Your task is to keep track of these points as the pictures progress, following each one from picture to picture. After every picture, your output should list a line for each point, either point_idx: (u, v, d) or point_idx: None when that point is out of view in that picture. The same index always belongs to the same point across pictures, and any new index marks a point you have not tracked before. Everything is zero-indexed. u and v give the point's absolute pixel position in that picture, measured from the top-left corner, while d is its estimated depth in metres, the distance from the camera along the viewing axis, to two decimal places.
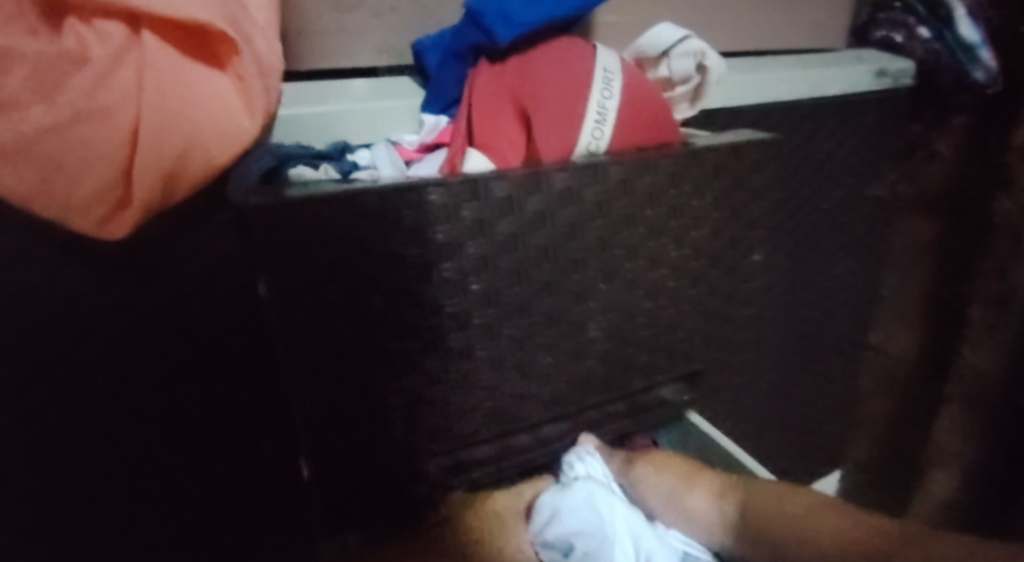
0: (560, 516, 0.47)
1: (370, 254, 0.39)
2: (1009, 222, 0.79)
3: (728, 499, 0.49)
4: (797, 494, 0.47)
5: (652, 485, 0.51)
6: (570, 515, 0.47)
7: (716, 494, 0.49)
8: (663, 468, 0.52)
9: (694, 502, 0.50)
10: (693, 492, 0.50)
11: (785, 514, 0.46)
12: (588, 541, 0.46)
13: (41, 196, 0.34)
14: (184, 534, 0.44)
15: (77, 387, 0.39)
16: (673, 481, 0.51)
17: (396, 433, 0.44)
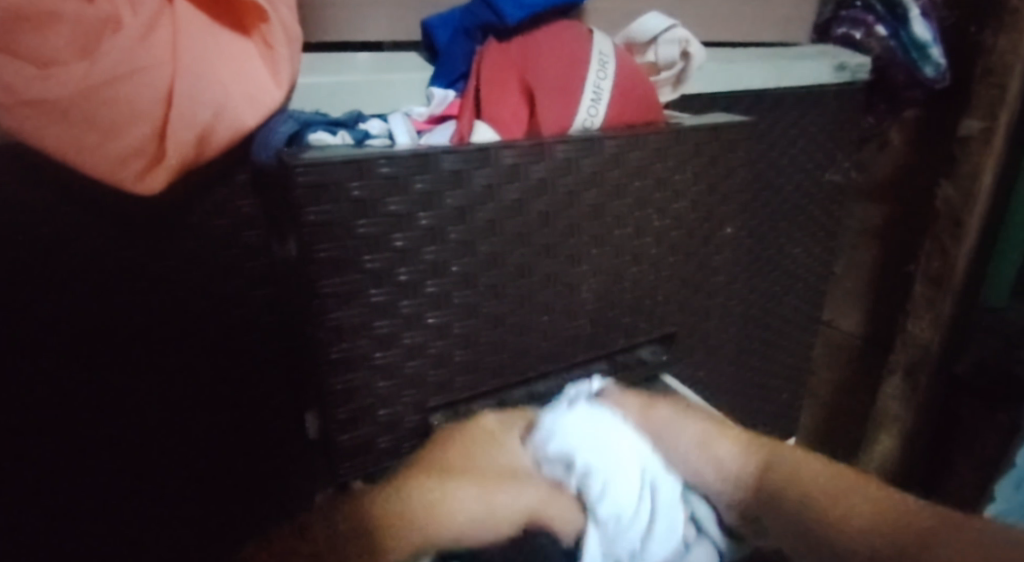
0: (562, 434, 0.45)
1: (386, 215, 0.41)
2: (950, 207, 0.86)
3: (753, 456, 0.46)
4: (832, 467, 0.44)
5: (675, 429, 0.49)
6: (573, 432, 0.45)
7: (743, 450, 0.46)
8: (686, 415, 0.50)
9: (717, 450, 0.47)
10: (718, 442, 0.47)
11: (815, 480, 0.42)
12: (589, 453, 0.43)
13: (80, 149, 0.35)
14: (197, 482, 0.47)
15: (105, 337, 0.41)
16: (700, 429, 0.48)
17: (404, 387, 0.47)
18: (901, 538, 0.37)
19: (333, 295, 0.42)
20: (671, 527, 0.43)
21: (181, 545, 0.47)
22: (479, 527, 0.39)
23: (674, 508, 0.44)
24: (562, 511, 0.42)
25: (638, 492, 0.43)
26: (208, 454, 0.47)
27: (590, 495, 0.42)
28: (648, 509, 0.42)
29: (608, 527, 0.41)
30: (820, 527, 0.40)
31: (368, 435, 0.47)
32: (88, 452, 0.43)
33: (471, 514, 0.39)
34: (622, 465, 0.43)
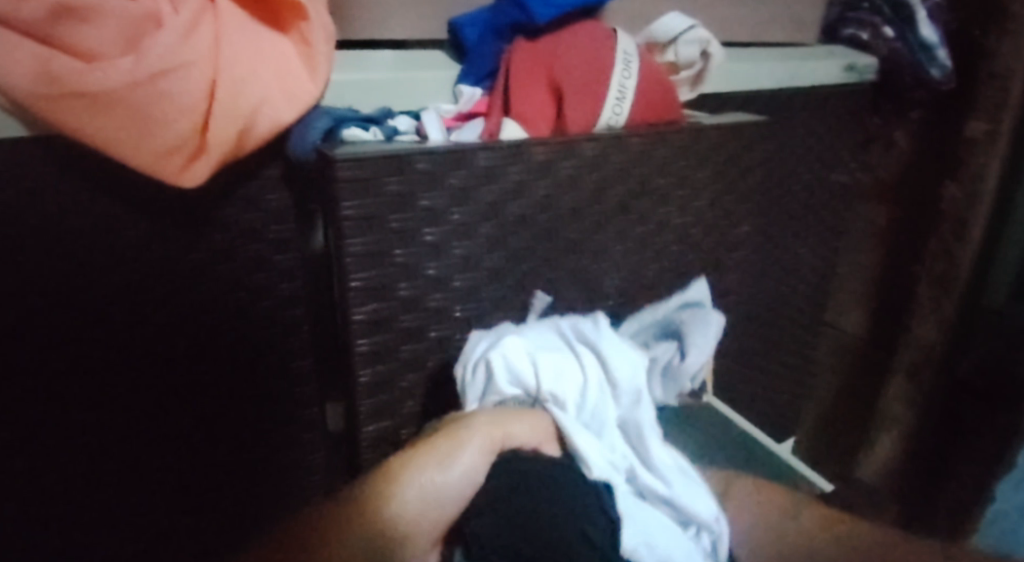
0: (477, 348, 0.45)
1: (419, 210, 0.42)
2: (955, 209, 0.88)
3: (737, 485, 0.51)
4: None
5: None
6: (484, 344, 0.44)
7: None
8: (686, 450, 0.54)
9: None
10: None
11: None
12: (515, 362, 0.43)
13: (124, 141, 0.36)
14: (222, 461, 0.49)
15: (144, 321, 0.43)
16: None
17: (434, 384, 0.47)
18: None
19: (362, 290, 0.42)
20: (632, 375, 0.45)
21: (207, 520, 0.50)
22: (440, 487, 0.35)
23: (616, 359, 0.45)
24: (528, 423, 0.40)
25: (582, 367, 0.45)
26: (237, 436, 0.49)
27: (547, 392, 0.43)
28: (600, 374, 0.45)
29: (579, 411, 0.43)
30: None
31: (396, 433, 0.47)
32: (125, 428, 0.45)
33: (426, 479, 0.35)
34: (552, 354, 0.44)
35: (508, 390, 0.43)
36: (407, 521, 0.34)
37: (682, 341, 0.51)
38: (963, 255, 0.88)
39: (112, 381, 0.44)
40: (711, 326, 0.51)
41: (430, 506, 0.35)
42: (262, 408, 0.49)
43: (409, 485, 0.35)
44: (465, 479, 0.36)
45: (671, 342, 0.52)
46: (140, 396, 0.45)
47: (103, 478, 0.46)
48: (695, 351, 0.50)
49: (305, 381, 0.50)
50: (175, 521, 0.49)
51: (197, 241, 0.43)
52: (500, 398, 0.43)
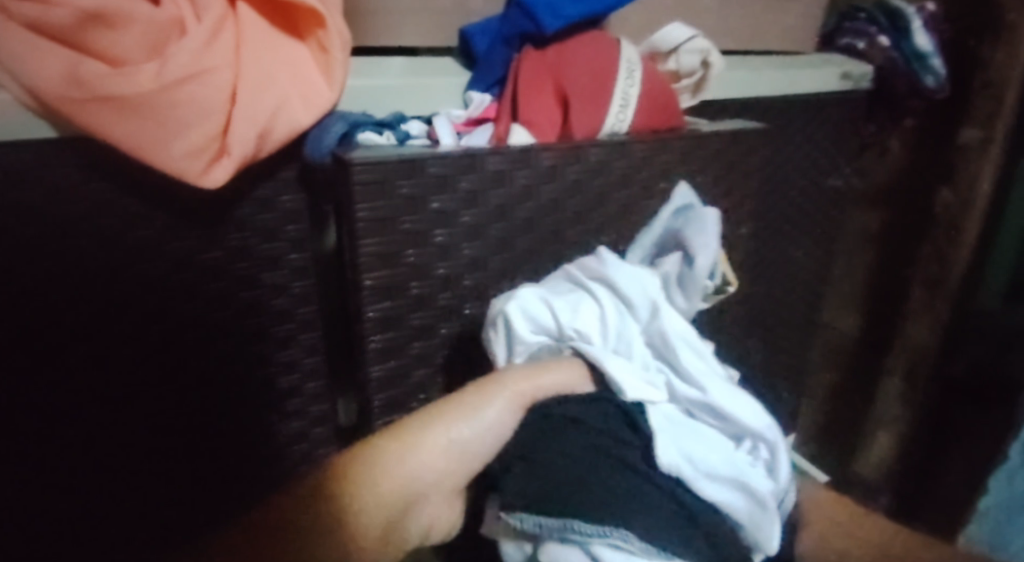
0: (495, 304, 0.46)
1: (431, 212, 0.43)
2: (947, 211, 0.90)
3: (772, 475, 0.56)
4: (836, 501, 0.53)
5: None
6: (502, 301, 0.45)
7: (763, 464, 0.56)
8: None
9: None
10: None
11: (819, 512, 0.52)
12: (532, 309, 0.44)
13: (149, 143, 0.37)
14: (232, 452, 0.50)
15: (160, 318, 0.45)
16: None
17: (441, 381, 0.49)
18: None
19: (374, 289, 0.43)
20: (645, 293, 0.46)
21: (218, 512, 0.51)
22: (471, 443, 0.32)
23: (628, 283, 0.46)
24: (560, 367, 0.40)
25: (597, 300, 0.45)
26: (249, 428, 0.50)
27: (569, 330, 0.43)
28: (616, 302, 0.45)
29: (604, 340, 0.44)
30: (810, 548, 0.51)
31: None
32: (140, 421, 0.46)
33: (457, 429, 0.32)
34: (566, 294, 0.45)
35: (531, 338, 0.43)
36: (435, 477, 0.31)
37: (685, 246, 0.48)
38: (958, 258, 0.90)
39: (131, 375, 0.45)
40: (706, 221, 0.48)
41: (457, 461, 0.32)
42: (275, 401, 0.51)
43: (435, 432, 0.32)
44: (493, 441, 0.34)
45: (677, 252, 0.49)
46: (158, 389, 0.46)
47: (119, 471, 0.47)
48: (703, 250, 0.47)
49: (314, 376, 0.52)
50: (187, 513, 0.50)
51: (215, 240, 0.45)
52: (527, 349, 0.44)
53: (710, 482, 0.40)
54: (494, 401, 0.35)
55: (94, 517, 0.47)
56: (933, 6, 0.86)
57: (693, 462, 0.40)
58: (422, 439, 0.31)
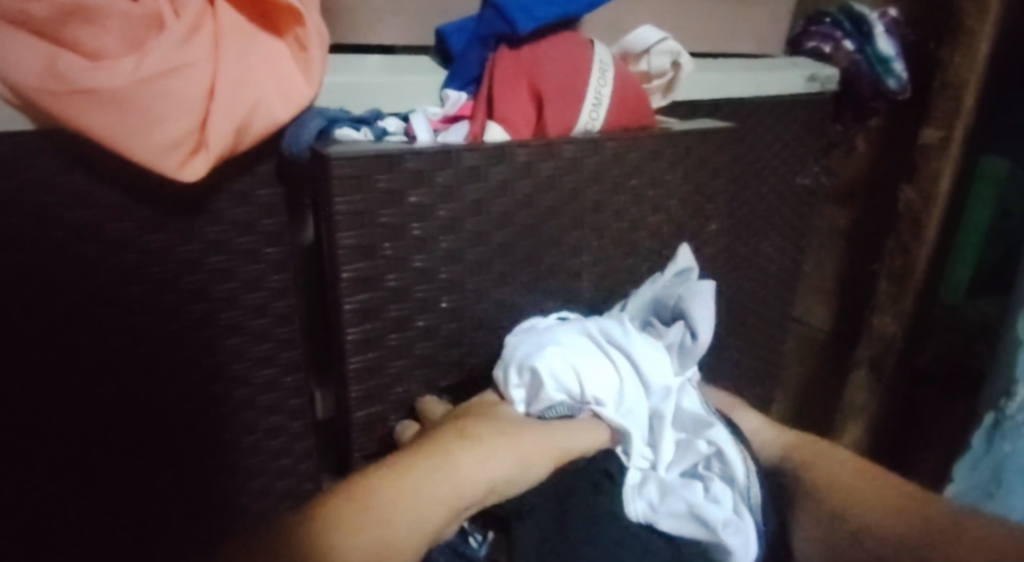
0: (521, 354, 0.48)
1: (408, 206, 0.44)
2: (910, 210, 0.92)
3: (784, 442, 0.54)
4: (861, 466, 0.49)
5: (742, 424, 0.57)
6: (530, 353, 0.48)
7: (773, 434, 0.55)
8: (742, 415, 0.58)
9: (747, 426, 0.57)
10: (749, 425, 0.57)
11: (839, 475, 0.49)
12: (560, 369, 0.47)
13: (128, 137, 0.38)
14: (210, 446, 0.51)
15: (137, 311, 0.45)
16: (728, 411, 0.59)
17: (419, 373, 0.50)
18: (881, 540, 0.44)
19: (352, 281, 0.44)
20: (660, 370, 0.51)
21: (199, 507, 0.52)
22: (513, 477, 0.41)
23: (646, 357, 0.51)
24: (587, 432, 0.47)
25: (616, 371, 0.50)
26: (229, 422, 0.51)
27: (590, 396, 0.48)
28: (633, 375, 0.50)
29: (615, 406, 0.49)
30: (823, 514, 0.47)
31: (386, 419, 0.49)
32: (116, 415, 0.46)
33: (506, 479, 0.41)
34: (591, 361, 0.49)
35: (556, 397, 0.47)
36: (478, 493, 0.39)
37: (687, 318, 0.54)
38: (921, 255, 0.92)
39: (108, 369, 0.45)
40: (705, 296, 0.55)
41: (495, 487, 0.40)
42: (254, 395, 0.51)
43: (492, 480, 0.40)
44: (524, 482, 0.42)
45: (679, 322, 0.55)
46: (137, 383, 0.46)
47: (98, 466, 0.47)
48: (704, 327, 0.53)
49: (292, 369, 0.53)
50: (167, 508, 0.50)
51: (194, 233, 0.45)
52: (548, 403, 0.47)
53: (673, 518, 0.45)
54: (536, 446, 0.43)
55: (69, 511, 0.46)
56: (895, 13, 0.89)
57: (657, 507, 0.46)
58: (484, 480, 0.39)
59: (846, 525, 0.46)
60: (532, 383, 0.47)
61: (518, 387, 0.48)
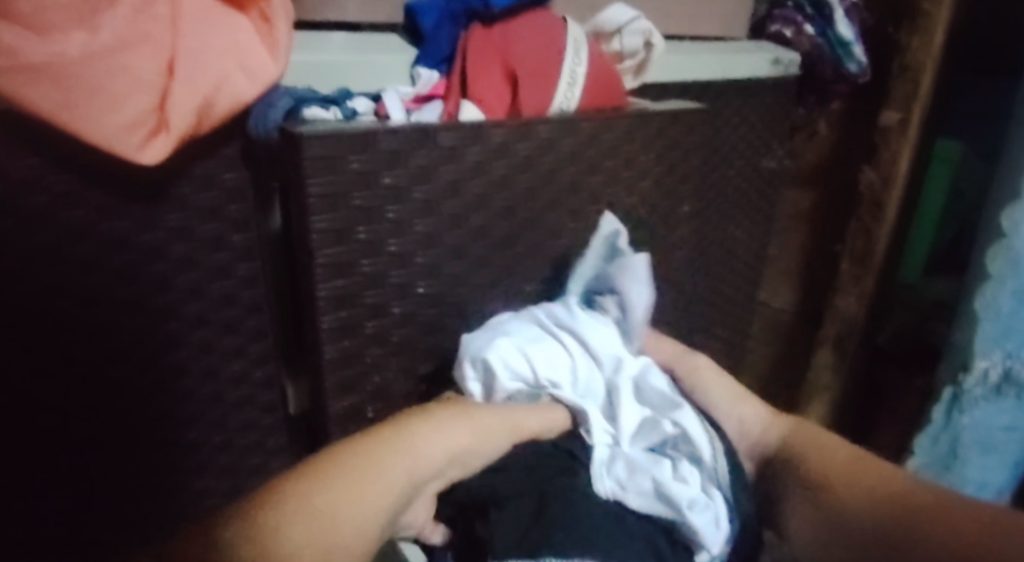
0: (470, 349, 0.48)
1: (383, 188, 0.43)
2: (870, 190, 0.94)
3: (776, 429, 0.51)
4: (846, 452, 0.47)
5: (737, 407, 0.54)
6: (479, 346, 0.48)
7: (768, 419, 0.52)
8: (742, 397, 0.55)
9: (743, 409, 0.54)
10: (744, 406, 0.54)
11: (822, 461, 0.46)
12: (511, 359, 0.48)
13: (79, 117, 0.35)
14: (177, 445, 0.49)
15: (95, 304, 0.42)
16: (726, 392, 0.55)
17: (396, 361, 0.48)
18: (854, 535, 0.42)
19: (326, 267, 0.42)
20: (610, 346, 0.53)
21: (168, 509, 0.49)
22: (472, 450, 0.41)
23: (597, 336, 0.52)
24: (546, 414, 0.48)
25: (569, 352, 0.51)
26: (199, 419, 0.49)
27: (545, 380, 0.49)
28: (585, 354, 0.51)
29: (573, 388, 0.50)
30: (799, 502, 0.46)
31: (365, 410, 0.48)
32: (73, 415, 0.44)
33: (465, 452, 0.41)
34: (541, 346, 0.50)
35: (512, 386, 0.47)
36: (439, 465, 0.39)
37: (621, 293, 0.53)
38: (882, 234, 0.94)
39: (67, 367, 0.43)
40: (632, 265, 0.53)
41: (450, 462, 0.40)
42: (223, 389, 0.49)
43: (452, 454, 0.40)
44: (483, 455, 0.42)
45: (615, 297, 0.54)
46: (98, 380, 0.44)
47: (56, 469, 0.44)
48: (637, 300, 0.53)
49: (262, 360, 0.51)
50: (136, 511, 0.48)
51: (155, 219, 0.43)
52: (505, 394, 0.48)
53: (639, 497, 0.45)
54: (487, 421, 0.43)
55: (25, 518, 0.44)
56: None
57: (625, 485, 0.45)
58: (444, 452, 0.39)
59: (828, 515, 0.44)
60: (485, 376, 0.48)
61: (474, 382, 0.48)
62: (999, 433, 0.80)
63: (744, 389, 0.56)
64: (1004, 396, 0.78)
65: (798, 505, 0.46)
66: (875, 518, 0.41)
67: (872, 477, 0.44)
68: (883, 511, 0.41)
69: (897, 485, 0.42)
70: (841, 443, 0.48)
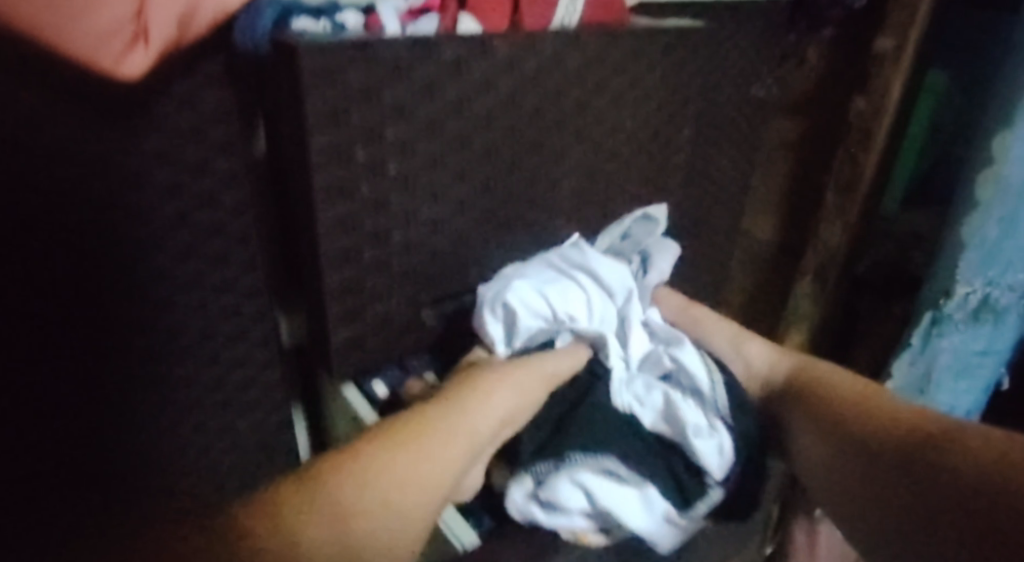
0: (494, 288, 0.50)
1: (386, 105, 0.40)
2: (863, 119, 0.93)
3: (778, 362, 0.54)
4: (848, 378, 0.49)
5: (744, 347, 0.57)
6: (496, 292, 0.49)
7: (772, 354, 0.55)
8: (747, 337, 0.57)
9: (749, 347, 0.57)
10: (749, 343, 0.57)
11: (828, 388, 0.49)
12: (530, 299, 0.49)
13: (52, 23, 0.33)
14: (173, 376, 0.49)
15: (80, 234, 0.41)
16: (730, 334, 0.58)
17: (399, 291, 0.47)
18: (857, 446, 0.44)
19: (328, 190, 0.40)
20: (621, 279, 0.53)
21: (167, 438, 0.50)
22: (505, 416, 0.46)
23: (610, 271, 0.53)
24: (569, 355, 0.50)
25: (583, 287, 0.51)
26: (190, 352, 0.49)
27: (564, 314, 0.50)
28: (598, 288, 0.52)
29: (590, 320, 0.51)
30: (804, 423, 0.49)
31: (370, 336, 0.47)
32: (65, 350, 0.43)
33: (499, 415, 0.45)
34: (557, 283, 0.50)
35: (531, 323, 0.49)
36: (477, 438, 0.44)
37: (647, 259, 0.57)
38: (870, 164, 0.94)
39: (55, 301, 0.41)
40: (662, 241, 0.59)
41: (486, 436, 0.45)
42: (215, 323, 0.49)
43: (486, 422, 0.44)
44: (520, 418, 0.47)
45: (638, 260, 0.58)
46: (87, 314, 0.43)
47: (54, 403, 0.44)
48: (656, 271, 0.57)
49: (252, 294, 0.50)
50: (137, 443, 0.49)
51: (136, 142, 0.40)
52: (527, 331, 0.49)
53: (653, 415, 0.47)
54: (522, 376, 0.47)
55: (21, 450, 0.44)
56: None
57: (642, 402, 0.48)
58: (472, 423, 0.44)
59: (842, 448, 0.45)
60: (506, 318, 0.49)
61: (494, 325, 0.49)
62: (974, 358, 0.83)
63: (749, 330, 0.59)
64: (980, 321, 0.80)
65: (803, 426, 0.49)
66: (883, 433, 0.43)
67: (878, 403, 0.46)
68: (890, 431, 0.43)
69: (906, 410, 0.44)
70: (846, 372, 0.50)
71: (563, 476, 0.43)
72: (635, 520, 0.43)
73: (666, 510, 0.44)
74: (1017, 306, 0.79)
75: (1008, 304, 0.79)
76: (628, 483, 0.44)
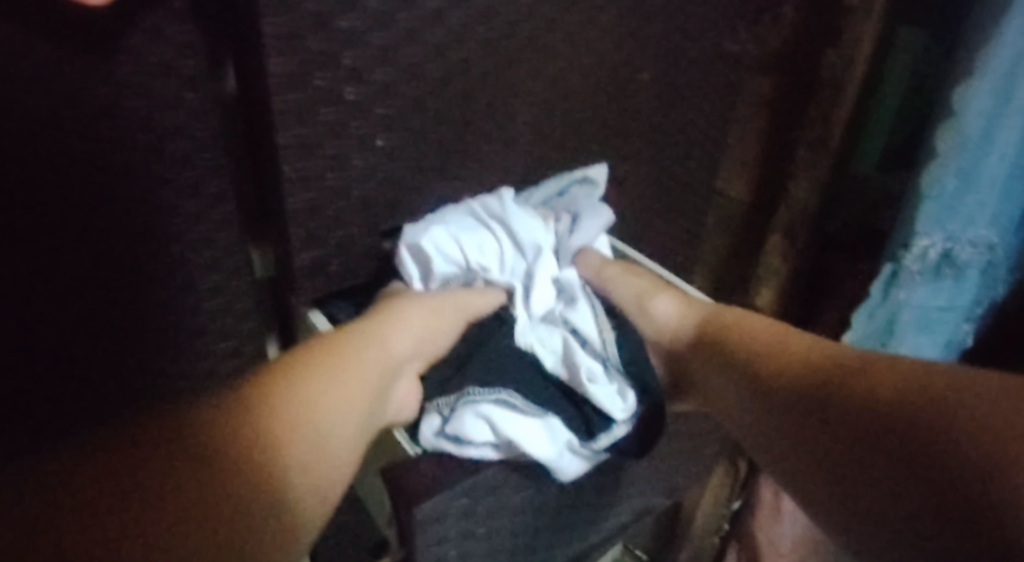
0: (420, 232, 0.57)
1: (339, 31, 0.45)
2: (832, 74, 0.95)
3: (687, 315, 0.63)
4: (745, 324, 0.59)
5: (654, 301, 0.65)
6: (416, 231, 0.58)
7: (682, 309, 0.64)
8: (656, 292, 0.66)
9: (657, 302, 0.65)
10: (657, 298, 0.65)
11: (734, 338, 0.58)
12: (442, 246, 0.59)
13: None
14: (163, 294, 0.53)
15: (65, 162, 0.44)
16: (642, 288, 0.66)
17: (360, 215, 0.55)
18: (782, 394, 0.51)
19: (286, 109, 0.45)
20: (533, 235, 0.63)
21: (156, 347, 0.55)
22: (425, 337, 0.57)
23: (524, 225, 0.62)
24: (482, 296, 0.63)
25: (496, 239, 0.62)
26: (168, 277, 0.53)
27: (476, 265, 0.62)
28: (509, 240, 0.62)
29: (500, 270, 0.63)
30: (716, 371, 0.58)
31: (340, 247, 0.55)
32: (60, 269, 0.47)
33: (421, 335, 0.56)
34: (472, 235, 0.60)
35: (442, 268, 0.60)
36: (403, 352, 0.55)
37: (576, 219, 0.66)
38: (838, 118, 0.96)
39: (48, 223, 0.45)
40: (593, 204, 0.66)
41: (411, 350, 0.56)
42: (189, 250, 0.52)
43: (409, 342, 0.55)
44: (437, 337, 0.58)
45: (568, 218, 0.66)
46: (74, 235, 0.47)
47: (52, 316, 0.49)
48: (581, 232, 0.66)
49: (225, 227, 0.53)
50: (112, 353, 0.53)
51: (106, 73, 0.42)
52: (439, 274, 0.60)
53: (553, 359, 0.59)
54: (441, 308, 0.59)
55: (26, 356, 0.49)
56: None
57: (544, 343, 0.60)
58: (396, 341, 0.54)
59: (769, 400, 0.51)
60: (421, 256, 0.58)
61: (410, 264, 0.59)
62: (935, 312, 0.80)
63: (658, 282, 0.68)
64: (942, 275, 0.77)
65: (717, 375, 0.58)
66: (810, 380, 0.50)
67: (793, 355, 0.53)
68: (810, 379, 0.50)
69: (821, 359, 0.51)
70: (747, 320, 0.60)
71: (473, 410, 0.54)
72: (541, 451, 0.53)
73: (569, 440, 0.55)
74: (981, 262, 0.77)
75: (968, 260, 0.76)
76: (532, 414, 0.55)
